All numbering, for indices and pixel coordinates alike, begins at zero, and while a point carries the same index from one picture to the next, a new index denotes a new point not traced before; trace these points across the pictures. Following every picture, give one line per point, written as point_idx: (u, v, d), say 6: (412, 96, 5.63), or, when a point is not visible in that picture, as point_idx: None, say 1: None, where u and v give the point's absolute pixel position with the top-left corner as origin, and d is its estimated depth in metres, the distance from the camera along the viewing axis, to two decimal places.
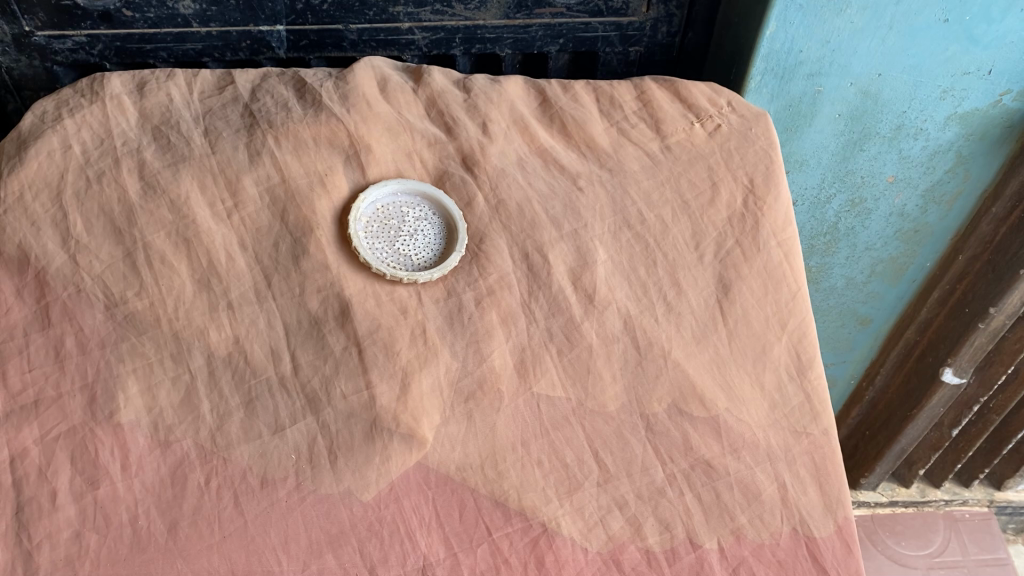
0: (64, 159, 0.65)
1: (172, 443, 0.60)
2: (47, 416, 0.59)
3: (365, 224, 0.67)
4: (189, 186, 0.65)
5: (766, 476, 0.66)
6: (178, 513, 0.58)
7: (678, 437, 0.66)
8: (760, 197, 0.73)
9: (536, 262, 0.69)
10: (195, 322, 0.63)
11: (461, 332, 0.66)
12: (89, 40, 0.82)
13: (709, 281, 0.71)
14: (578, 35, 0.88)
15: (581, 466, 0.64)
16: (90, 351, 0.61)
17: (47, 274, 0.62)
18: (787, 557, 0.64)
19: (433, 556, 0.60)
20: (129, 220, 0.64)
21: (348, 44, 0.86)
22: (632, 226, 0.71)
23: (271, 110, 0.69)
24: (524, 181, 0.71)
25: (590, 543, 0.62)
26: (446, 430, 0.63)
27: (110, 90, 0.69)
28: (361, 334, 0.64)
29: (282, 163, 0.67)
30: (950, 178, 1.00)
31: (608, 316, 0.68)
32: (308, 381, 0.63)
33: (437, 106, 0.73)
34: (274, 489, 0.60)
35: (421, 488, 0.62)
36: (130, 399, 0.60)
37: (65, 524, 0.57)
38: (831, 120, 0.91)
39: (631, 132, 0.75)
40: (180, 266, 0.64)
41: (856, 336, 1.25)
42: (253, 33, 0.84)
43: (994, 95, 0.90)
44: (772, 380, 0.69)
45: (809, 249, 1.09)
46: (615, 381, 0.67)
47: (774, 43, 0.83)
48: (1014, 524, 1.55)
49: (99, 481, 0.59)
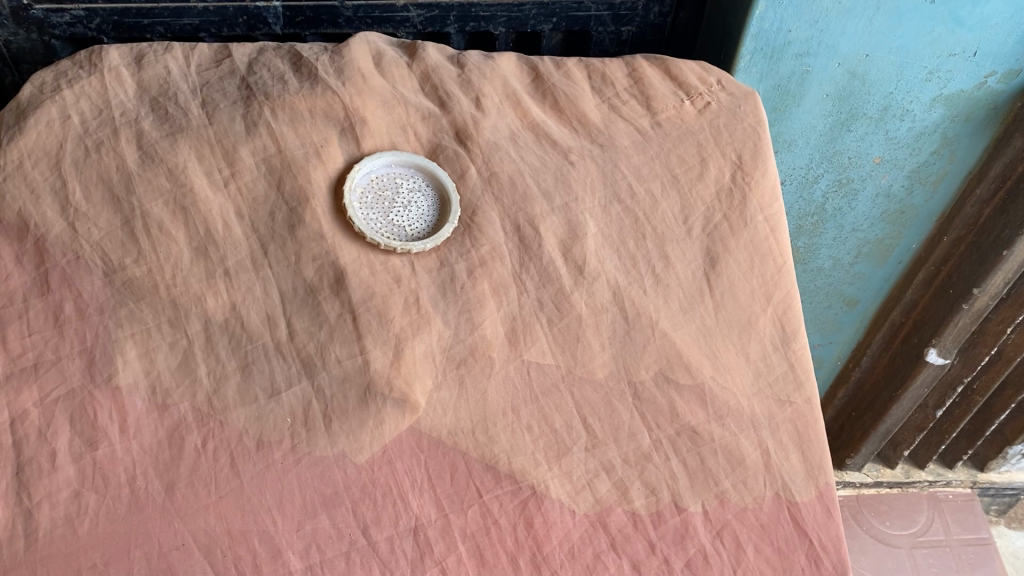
0: (63, 129, 0.66)
1: (169, 406, 0.61)
2: (47, 379, 0.61)
3: (360, 195, 0.68)
4: (187, 156, 0.66)
5: (750, 443, 0.68)
6: (175, 473, 0.60)
7: (665, 404, 0.68)
8: (748, 172, 0.75)
9: (527, 234, 0.70)
10: (193, 289, 0.64)
11: (453, 301, 0.67)
12: (87, 14, 0.83)
13: (697, 254, 0.72)
14: (571, 14, 0.90)
15: (570, 431, 0.66)
16: (89, 316, 0.62)
17: (47, 241, 0.63)
18: (769, 521, 0.66)
19: (424, 517, 0.62)
20: (128, 189, 0.65)
21: (344, 20, 0.87)
22: (622, 199, 0.73)
23: (268, 82, 0.70)
24: (517, 155, 0.72)
25: (577, 505, 0.64)
26: (438, 395, 0.65)
27: (108, 62, 0.70)
28: (356, 301, 0.65)
29: (278, 134, 0.68)
30: (935, 159, 1.02)
31: (597, 287, 0.70)
32: (303, 346, 0.64)
33: (431, 81, 0.75)
34: (270, 451, 0.61)
35: (414, 451, 0.63)
36: (128, 363, 0.62)
37: (64, 484, 0.58)
38: (819, 100, 0.93)
39: (622, 108, 0.76)
40: (177, 233, 0.65)
41: (842, 316, 1.27)
42: (250, 9, 0.85)
43: (979, 77, 0.91)
44: (756, 349, 0.71)
45: (796, 229, 1.11)
46: (603, 350, 0.68)
47: (763, 23, 0.84)
48: (997, 505, 1.58)
49: (97, 442, 0.60)
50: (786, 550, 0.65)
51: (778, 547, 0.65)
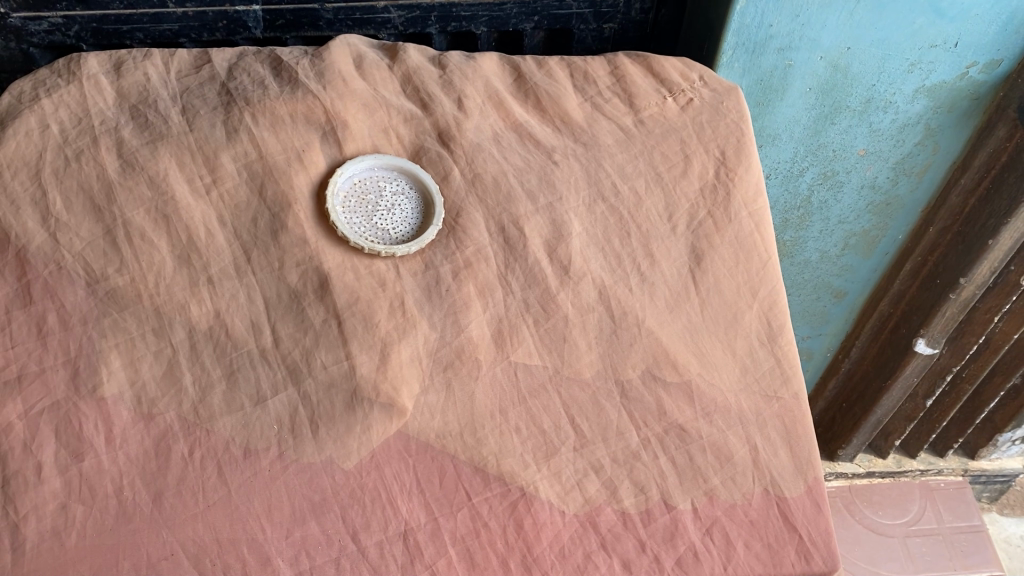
0: (43, 138, 0.66)
1: (155, 416, 0.61)
2: (31, 391, 0.60)
3: (343, 199, 0.68)
4: (168, 163, 0.66)
5: (738, 439, 0.68)
6: (162, 483, 0.59)
7: (652, 402, 0.68)
8: (731, 168, 0.74)
9: (512, 235, 0.70)
10: (177, 297, 0.63)
11: (439, 304, 0.67)
12: (65, 21, 0.82)
13: (682, 252, 0.72)
14: (553, 13, 0.89)
15: (558, 432, 0.66)
16: (72, 326, 0.62)
17: (28, 252, 0.62)
18: (758, 516, 0.66)
19: (414, 522, 0.62)
20: (109, 198, 0.64)
21: (324, 23, 0.87)
22: (606, 198, 0.72)
23: (248, 88, 0.70)
24: (500, 155, 0.72)
25: (567, 506, 0.64)
26: (426, 399, 0.65)
27: (87, 69, 0.70)
28: (341, 306, 0.65)
29: (259, 140, 0.68)
30: (919, 149, 1.02)
31: (583, 286, 0.70)
32: (288, 353, 0.64)
33: (413, 83, 0.74)
34: (257, 459, 0.61)
35: (402, 456, 0.63)
36: (113, 374, 0.61)
37: (51, 497, 0.58)
38: (802, 94, 0.93)
39: (605, 107, 0.76)
40: (160, 241, 0.64)
41: (831, 308, 1.27)
42: (229, 13, 0.84)
43: (961, 67, 0.91)
44: (743, 345, 0.71)
45: (783, 222, 1.11)
46: (591, 349, 0.68)
47: (744, 18, 0.84)
48: (989, 492, 1.59)
49: (84, 453, 0.59)
50: (775, 546, 0.66)
51: (768, 543, 0.66)
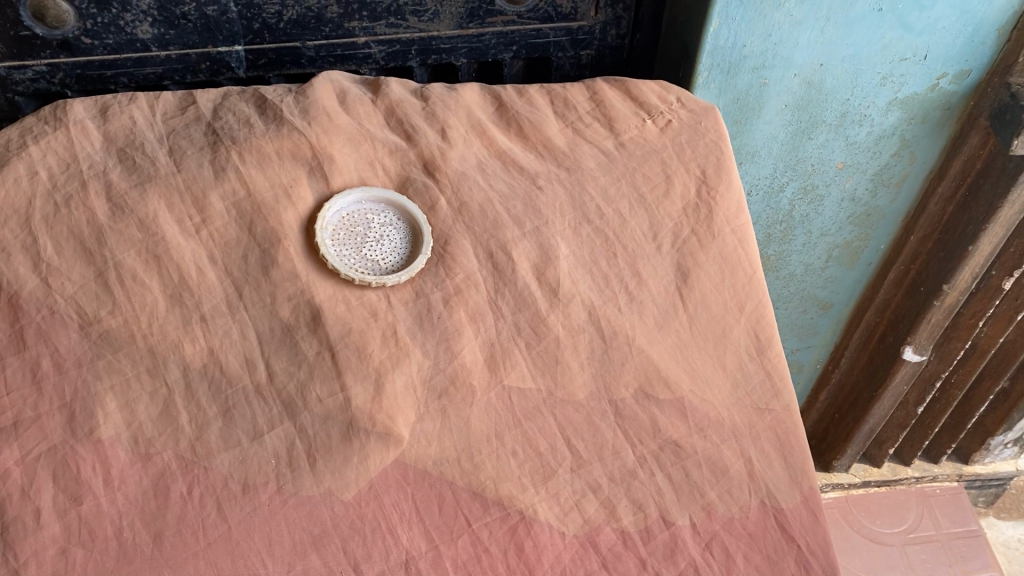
0: (31, 185, 0.66)
1: (153, 455, 0.61)
2: (27, 437, 0.60)
3: (332, 233, 0.68)
4: (156, 204, 0.66)
5: (732, 452, 0.69)
6: (162, 522, 0.60)
7: (646, 420, 0.69)
8: (712, 186, 0.76)
9: (500, 260, 0.71)
10: (170, 336, 0.64)
11: (430, 331, 0.68)
12: (50, 69, 0.82)
13: (668, 270, 0.73)
14: (530, 42, 0.91)
15: (555, 454, 0.67)
16: (67, 370, 0.62)
17: (20, 298, 0.62)
18: (757, 529, 0.67)
19: (415, 550, 0.62)
20: (99, 241, 0.65)
21: (306, 60, 0.88)
22: (592, 220, 0.73)
23: (234, 127, 0.71)
24: (485, 183, 0.73)
25: (566, 527, 0.65)
26: (422, 427, 0.65)
27: (73, 116, 0.70)
28: (334, 338, 0.66)
29: (246, 178, 0.68)
30: (896, 161, 1.04)
31: (572, 308, 0.71)
32: (284, 387, 0.64)
33: (396, 115, 0.75)
34: (256, 494, 0.61)
35: (401, 484, 0.64)
36: (109, 416, 0.61)
37: (50, 541, 0.58)
38: (778, 111, 0.95)
39: (586, 132, 0.77)
40: (151, 282, 0.65)
41: (818, 320, 1.28)
42: (212, 55, 0.85)
43: (932, 78, 0.94)
44: (733, 360, 0.72)
45: (766, 238, 1.12)
46: (583, 370, 0.69)
47: (718, 39, 0.86)
48: (985, 497, 1.59)
49: (82, 496, 0.59)
50: (775, 556, 0.67)
51: (768, 555, 0.67)
